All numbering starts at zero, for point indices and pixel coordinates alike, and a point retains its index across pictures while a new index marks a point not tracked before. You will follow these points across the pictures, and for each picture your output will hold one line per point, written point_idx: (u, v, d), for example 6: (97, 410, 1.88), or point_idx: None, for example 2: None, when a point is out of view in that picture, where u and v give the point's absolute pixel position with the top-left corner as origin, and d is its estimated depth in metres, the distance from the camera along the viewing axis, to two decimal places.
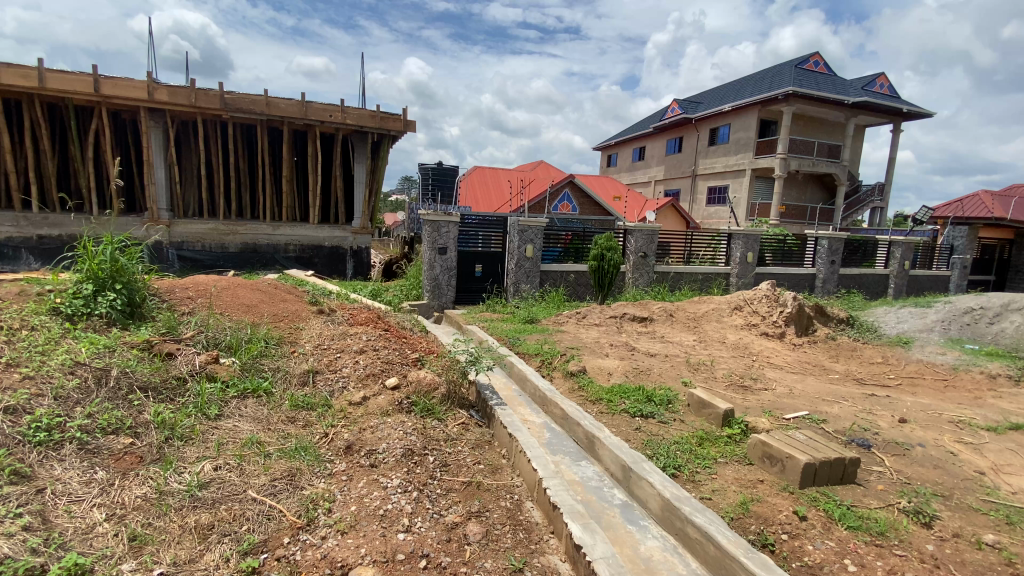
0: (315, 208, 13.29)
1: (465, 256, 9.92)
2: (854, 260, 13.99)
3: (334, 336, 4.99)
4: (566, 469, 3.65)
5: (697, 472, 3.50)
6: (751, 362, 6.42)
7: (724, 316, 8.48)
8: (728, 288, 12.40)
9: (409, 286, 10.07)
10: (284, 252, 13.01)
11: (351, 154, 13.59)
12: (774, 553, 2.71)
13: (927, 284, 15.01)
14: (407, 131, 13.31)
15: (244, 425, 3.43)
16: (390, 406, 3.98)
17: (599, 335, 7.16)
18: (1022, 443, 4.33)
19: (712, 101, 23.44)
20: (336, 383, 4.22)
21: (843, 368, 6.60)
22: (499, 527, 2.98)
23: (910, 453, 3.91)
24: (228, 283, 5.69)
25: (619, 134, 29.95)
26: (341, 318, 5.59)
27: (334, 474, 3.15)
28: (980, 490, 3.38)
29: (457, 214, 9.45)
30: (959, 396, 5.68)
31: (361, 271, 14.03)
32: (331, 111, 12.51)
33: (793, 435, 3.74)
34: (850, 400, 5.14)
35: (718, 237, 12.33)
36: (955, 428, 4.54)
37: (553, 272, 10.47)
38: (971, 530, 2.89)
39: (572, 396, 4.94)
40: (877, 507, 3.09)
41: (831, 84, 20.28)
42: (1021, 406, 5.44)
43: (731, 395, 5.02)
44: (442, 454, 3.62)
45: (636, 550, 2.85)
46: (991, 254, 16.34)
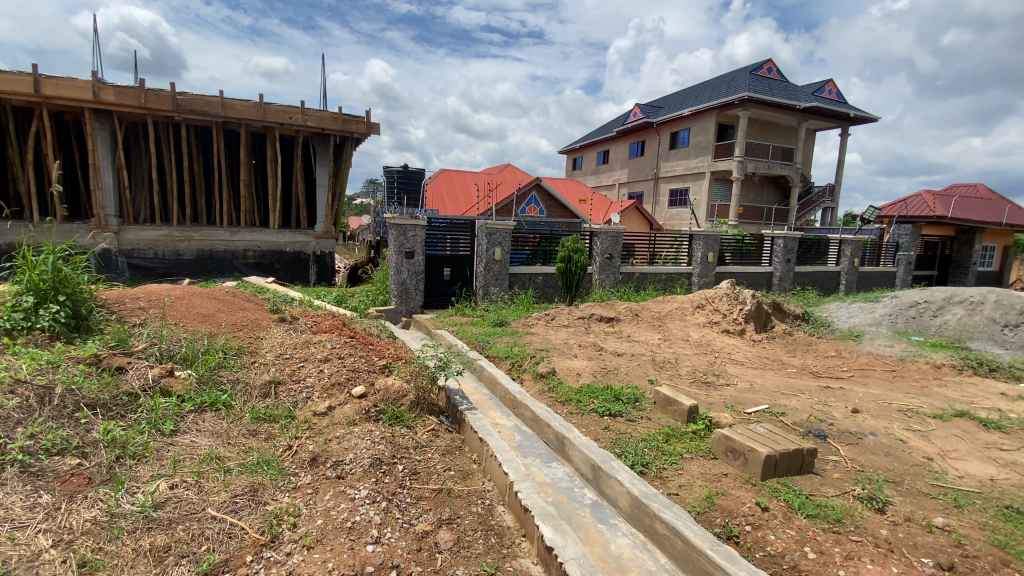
0: (276, 213, 12.93)
1: (433, 260, 9.83)
2: (808, 258, 14.64)
3: (297, 345, 4.85)
4: (536, 471, 3.66)
5: (664, 468, 3.58)
6: (714, 358, 6.62)
7: (688, 315, 8.70)
8: (690, 287, 12.75)
9: (376, 291, 9.90)
10: (243, 258, 12.60)
11: (312, 157, 13.29)
12: (739, 545, 2.80)
13: (875, 280, 15.84)
14: (371, 133, 13.11)
15: (202, 440, 3.29)
16: (357, 415, 3.90)
17: (568, 336, 7.23)
18: (966, 428, 4.63)
19: (672, 106, 24.08)
20: (299, 394, 4.10)
21: (800, 362, 6.89)
22: (471, 534, 2.96)
23: (863, 441, 4.11)
24: (182, 292, 5.45)
25: (583, 137, 30.40)
26: (304, 326, 5.45)
27: (300, 488, 3.06)
28: (928, 475, 3.58)
29: (424, 217, 9.34)
30: (907, 386, 6.03)
31: (325, 276, 13.73)
32: (290, 113, 12.17)
33: (753, 428, 3.87)
34: (806, 393, 5.37)
35: (681, 238, 12.65)
36: (904, 417, 4.80)
37: (522, 274, 10.50)
38: (922, 514, 3.05)
39: (542, 398, 4.97)
40: (834, 495, 3.23)
41: (784, 90, 21.16)
42: (963, 393, 5.82)
43: (695, 392, 5.17)
44: (412, 462, 3.58)
45: (607, 549, 2.89)
46: (933, 251, 17.37)
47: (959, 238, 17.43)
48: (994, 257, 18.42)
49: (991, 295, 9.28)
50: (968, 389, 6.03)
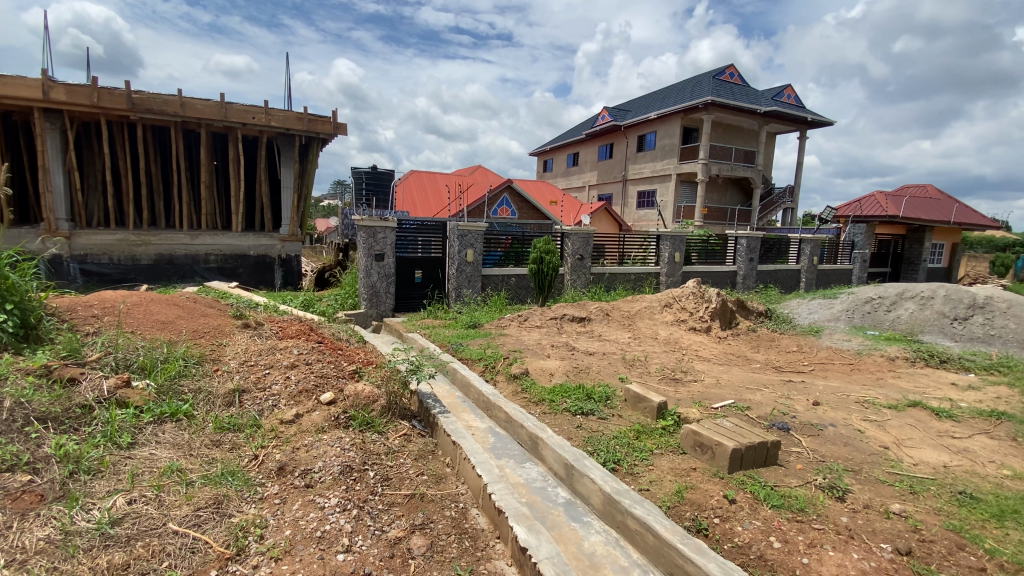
0: (240, 216, 12.56)
1: (404, 263, 9.72)
2: (770, 257, 15.16)
3: (262, 351, 4.71)
4: (510, 473, 3.66)
5: (635, 464, 3.64)
6: (682, 355, 6.78)
7: (657, 314, 8.86)
8: (658, 286, 13.02)
9: (345, 295, 9.71)
10: (204, 263, 12.18)
11: (277, 158, 12.96)
12: (708, 537, 2.87)
13: (833, 277, 16.54)
14: (338, 133, 12.87)
15: (162, 452, 3.15)
16: (326, 422, 3.82)
17: (540, 337, 7.28)
18: (918, 418, 4.88)
19: (639, 109, 24.54)
20: (265, 402, 3.98)
21: (763, 357, 7.13)
22: (444, 538, 2.94)
23: (823, 433, 4.28)
24: (139, 298, 5.22)
25: (553, 140, 30.67)
26: (269, 332, 5.30)
27: (267, 498, 2.98)
28: (886, 464, 3.75)
29: (395, 219, 9.23)
30: (864, 378, 6.33)
31: (291, 280, 13.40)
32: (254, 113, 11.83)
33: (720, 423, 3.97)
34: (770, 387, 5.55)
35: (649, 238, 12.89)
36: (861, 408, 5.03)
37: (494, 276, 10.48)
38: (880, 501, 3.19)
39: (515, 399, 4.97)
40: (797, 485, 3.35)
41: (745, 94, 21.86)
42: (915, 384, 6.14)
43: (664, 388, 5.28)
44: (383, 468, 3.52)
45: (580, 546, 2.92)
46: (886, 249, 18.23)
47: (910, 237, 18.32)
48: (942, 254, 19.44)
49: (939, 290, 9.80)
50: (919, 380, 6.36)
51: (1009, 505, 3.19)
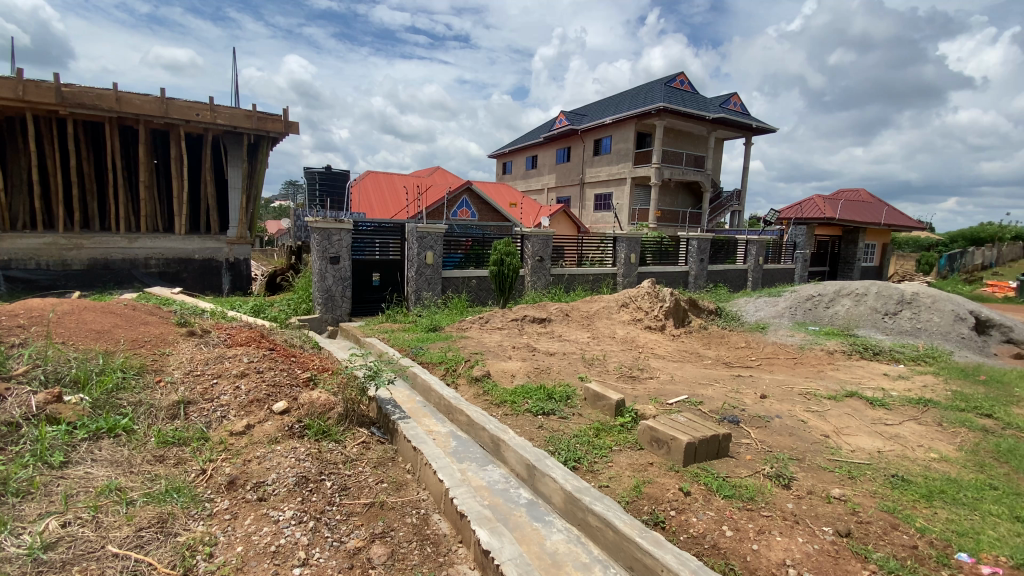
0: (184, 218, 11.95)
1: (360, 265, 9.49)
2: (719, 257, 15.82)
3: (209, 360, 4.49)
4: (472, 476, 3.65)
5: (595, 461, 3.71)
6: (638, 353, 6.97)
7: (614, 313, 9.07)
8: (615, 287, 13.32)
9: (299, 299, 9.39)
10: (144, 268, 11.52)
11: (223, 157, 12.40)
12: (665, 530, 2.96)
13: (777, 276, 17.45)
14: (289, 133, 12.44)
15: (98, 471, 2.94)
16: (279, 432, 3.69)
17: (502, 338, 7.31)
18: (855, 407, 5.22)
19: (595, 114, 25.05)
20: (213, 413, 3.79)
21: (714, 353, 7.43)
22: (406, 545, 2.89)
23: (770, 424, 4.50)
24: (71, 306, 4.86)
25: (512, 142, 30.82)
26: (217, 340, 5.05)
27: (216, 514, 2.84)
28: (827, 451, 3.99)
29: (350, 221, 9.01)
30: (806, 371, 6.73)
31: (240, 284, 12.86)
32: (198, 110, 11.25)
33: (674, 418, 4.11)
34: (720, 382, 5.80)
35: (606, 240, 13.14)
36: (804, 399, 5.33)
37: (454, 278, 10.40)
38: (822, 487, 3.40)
39: (477, 401, 4.96)
40: (747, 475, 3.51)
41: (695, 101, 22.73)
42: (852, 375, 6.58)
43: (622, 385, 5.42)
44: (341, 477, 3.43)
45: (543, 546, 2.95)
46: (825, 249, 19.39)
47: (846, 237, 19.55)
48: (874, 254, 20.87)
49: (871, 288, 10.51)
50: (855, 371, 6.82)
51: (935, 486, 3.46)
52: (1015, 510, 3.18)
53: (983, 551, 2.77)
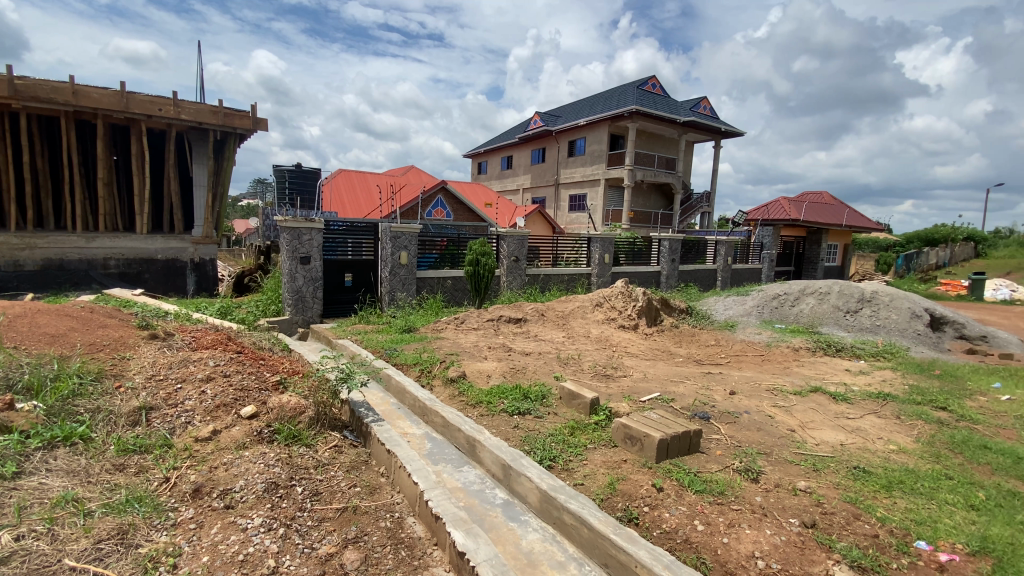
0: (145, 217, 11.52)
1: (332, 265, 9.31)
2: (690, 257, 16.15)
3: (172, 364, 4.33)
4: (447, 478, 3.63)
5: (570, 460, 3.73)
6: (612, 352, 7.06)
7: (588, 313, 9.15)
8: (590, 286, 13.44)
9: (267, 301, 9.13)
10: (103, 268, 11.06)
11: (188, 154, 12.00)
12: (638, 526, 3.01)
13: (745, 276, 17.94)
14: (257, 129, 12.10)
15: (54, 481, 2.80)
16: (247, 437, 3.59)
17: (477, 339, 7.29)
18: (819, 401, 5.41)
19: (569, 115, 25.23)
20: (176, 419, 3.66)
21: (685, 351, 7.58)
22: (379, 550, 2.85)
23: (739, 420, 4.62)
24: (22, 309, 4.61)
25: (487, 142, 30.77)
26: (181, 343, 4.87)
27: (180, 524, 2.74)
28: (793, 445, 4.11)
29: (321, 220, 8.84)
30: (773, 367, 6.95)
31: (206, 286, 12.48)
32: (160, 104, 10.82)
33: (647, 415, 4.17)
34: (691, 379, 5.93)
35: (580, 240, 13.24)
36: (771, 395, 5.48)
37: (429, 278, 10.31)
38: (788, 479, 3.51)
39: (452, 403, 4.92)
40: (717, 470, 3.59)
41: (666, 104, 23.16)
42: (816, 371, 6.83)
43: (597, 384, 5.48)
44: (312, 482, 3.36)
45: (518, 546, 2.95)
46: (790, 249, 20.03)
47: (810, 238, 20.24)
48: (836, 254, 21.68)
49: (834, 287, 10.92)
50: (819, 367, 7.07)
51: (895, 476, 3.62)
52: (969, 499, 3.36)
53: (940, 539, 2.91)
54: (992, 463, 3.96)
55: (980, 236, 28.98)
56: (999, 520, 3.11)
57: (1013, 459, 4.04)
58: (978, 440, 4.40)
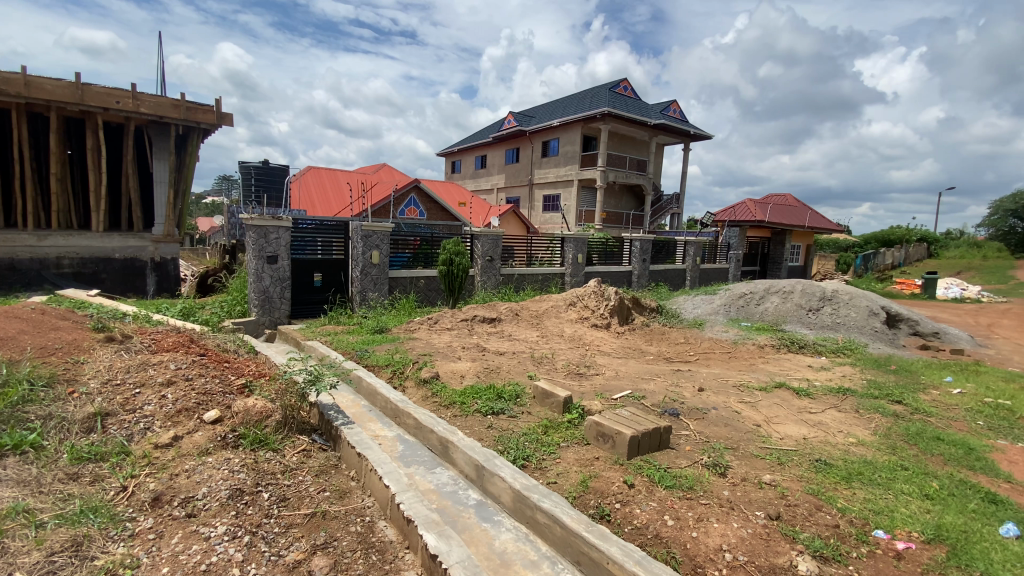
0: (102, 214, 11.01)
1: (301, 265, 9.10)
2: (660, 257, 16.46)
3: (130, 368, 4.14)
4: (420, 480, 3.59)
5: (544, 458, 3.74)
6: (585, 351, 7.13)
7: (562, 312, 9.20)
8: (563, 286, 13.54)
9: (233, 301, 8.84)
10: (56, 268, 10.51)
11: (147, 149, 11.52)
12: (610, 522, 3.04)
13: (713, 275, 18.40)
14: (222, 124, 11.71)
15: (2, 492, 2.64)
16: (210, 443, 3.47)
17: (450, 339, 7.24)
18: (783, 397, 5.60)
19: (543, 116, 25.34)
20: (134, 426, 3.49)
21: (656, 349, 7.72)
22: (350, 555, 2.80)
23: (707, 415, 4.73)
24: None
25: (460, 142, 30.62)
26: (140, 345, 4.66)
27: (138, 534, 2.62)
28: (759, 440, 4.23)
29: (289, 218, 8.62)
30: (739, 364, 7.16)
31: (167, 286, 12.01)
32: (118, 97, 10.32)
33: (619, 413, 4.22)
34: (661, 376, 6.05)
35: (554, 240, 13.31)
36: (738, 391, 5.64)
37: (402, 278, 10.19)
38: (754, 473, 3.61)
39: (426, 404, 4.87)
40: (687, 466, 3.67)
41: (638, 107, 23.53)
42: (780, 367, 7.06)
43: (570, 382, 5.53)
44: (279, 488, 3.27)
45: (491, 546, 2.95)
46: (756, 249, 20.63)
47: (774, 239, 20.92)
48: (799, 254, 22.46)
49: (798, 286, 11.30)
50: (783, 363, 7.32)
51: (854, 468, 3.77)
52: (924, 489, 3.52)
53: (897, 528, 3.04)
54: (944, 454, 4.17)
55: (932, 238, 30.52)
56: (951, 508, 3.28)
57: (963, 450, 4.27)
58: (931, 432, 4.63)
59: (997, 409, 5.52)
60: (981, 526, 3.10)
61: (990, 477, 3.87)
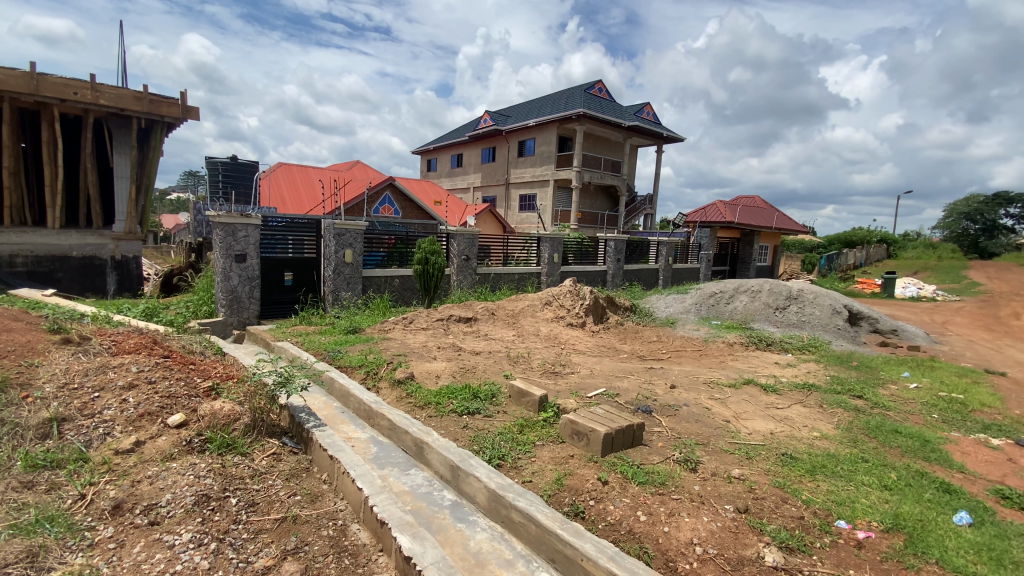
0: (58, 210, 10.52)
1: (270, 264, 8.87)
2: (634, 257, 16.71)
3: (88, 371, 3.97)
4: (394, 482, 3.56)
5: (519, 458, 3.75)
6: (560, 349, 7.18)
7: (538, 311, 9.23)
8: (539, 285, 13.60)
9: (199, 301, 8.58)
10: (9, 267, 9.99)
11: (107, 143, 11.05)
12: (584, 519, 3.07)
13: (685, 275, 18.79)
14: (187, 118, 11.31)
15: None
16: (175, 447, 3.36)
17: (426, 339, 7.18)
18: (751, 393, 5.76)
19: (519, 115, 25.37)
20: (93, 431, 3.35)
21: (630, 348, 7.84)
22: (321, 560, 2.75)
23: (679, 412, 4.83)
24: None
25: (436, 140, 30.40)
26: (99, 347, 4.47)
27: (98, 544, 2.52)
28: (728, 435, 4.34)
29: (258, 216, 8.41)
30: (709, 361, 7.34)
31: (129, 285, 11.54)
32: (76, 88, 9.87)
33: (593, 410, 4.27)
34: (634, 374, 6.14)
35: (530, 240, 13.33)
36: (708, 388, 5.78)
37: (376, 278, 10.05)
38: (724, 468, 3.70)
39: (400, 405, 4.83)
40: (659, 462, 3.73)
41: (612, 109, 23.83)
42: (749, 364, 7.27)
43: (545, 381, 5.56)
44: (248, 493, 3.18)
45: (466, 546, 2.94)
46: (727, 250, 21.15)
47: (743, 240, 21.49)
48: (768, 255, 23.11)
49: (765, 285, 11.63)
50: (752, 360, 7.52)
51: (818, 461, 3.90)
52: (883, 480, 3.67)
53: (858, 518, 3.17)
54: (901, 446, 4.37)
55: (891, 239, 31.86)
56: (909, 498, 3.44)
57: (920, 442, 4.47)
58: (889, 425, 4.84)
59: (950, 403, 5.80)
60: (936, 515, 3.25)
61: (945, 468, 4.06)
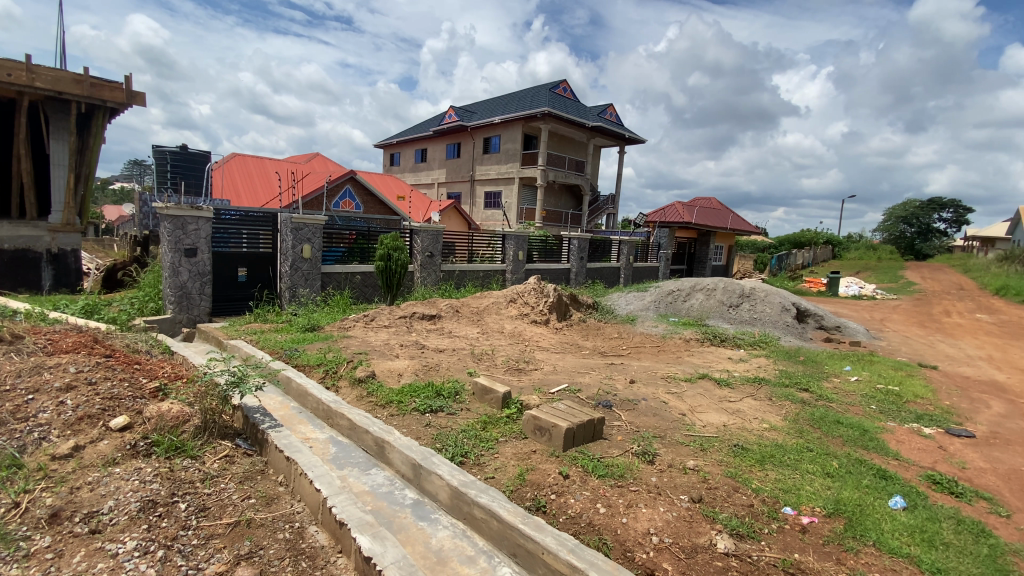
0: None
1: (223, 259, 8.51)
2: (596, 256, 17.00)
3: (20, 372, 3.70)
4: (353, 482, 3.50)
5: (482, 454, 3.77)
6: (524, 346, 7.23)
7: (503, 309, 9.24)
8: (504, 282, 13.62)
9: (146, 298, 8.16)
10: None
11: (42, 127, 10.31)
12: (545, 513, 3.11)
13: (644, 273, 19.27)
14: (132, 104, 10.66)
15: None
16: (118, 452, 3.19)
17: (388, 337, 7.06)
18: (705, 387, 5.99)
19: (484, 112, 25.27)
20: (27, 436, 3.12)
21: (591, 344, 7.99)
22: (277, 563, 2.67)
23: (638, 406, 4.97)
24: None
25: (399, 134, 29.84)
26: (33, 347, 4.16)
27: (34, 554, 2.36)
28: (683, 428, 4.49)
29: (210, 209, 8.05)
30: (667, 356, 7.58)
31: (67, 280, 10.77)
32: (8, 68, 9.16)
33: (556, 406, 4.34)
34: (596, 370, 6.27)
35: (495, 237, 13.35)
36: (665, 382, 5.97)
37: (335, 274, 9.80)
38: (680, 459, 3.83)
39: (360, 404, 4.73)
40: (618, 455, 3.84)
41: (576, 108, 24.12)
42: (704, 359, 7.56)
43: (509, 378, 5.60)
44: (198, 497, 3.05)
45: (428, 544, 2.93)
46: (685, 249, 21.82)
47: (700, 240, 22.22)
48: (723, 254, 24.02)
49: (719, 284, 12.09)
50: (707, 356, 7.81)
51: (767, 451, 4.11)
52: (826, 467, 3.91)
53: (803, 504, 3.35)
54: (843, 435, 4.65)
55: (836, 241, 33.75)
56: (849, 484, 3.67)
57: (859, 431, 4.77)
58: (833, 416, 5.14)
59: (887, 395, 6.22)
60: (873, 500, 3.49)
61: (881, 455, 4.35)
